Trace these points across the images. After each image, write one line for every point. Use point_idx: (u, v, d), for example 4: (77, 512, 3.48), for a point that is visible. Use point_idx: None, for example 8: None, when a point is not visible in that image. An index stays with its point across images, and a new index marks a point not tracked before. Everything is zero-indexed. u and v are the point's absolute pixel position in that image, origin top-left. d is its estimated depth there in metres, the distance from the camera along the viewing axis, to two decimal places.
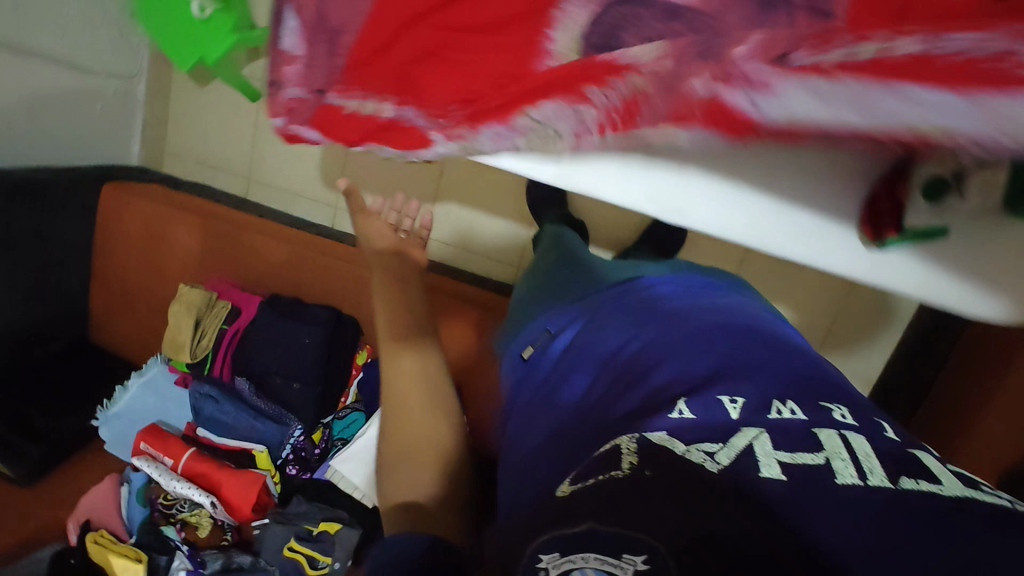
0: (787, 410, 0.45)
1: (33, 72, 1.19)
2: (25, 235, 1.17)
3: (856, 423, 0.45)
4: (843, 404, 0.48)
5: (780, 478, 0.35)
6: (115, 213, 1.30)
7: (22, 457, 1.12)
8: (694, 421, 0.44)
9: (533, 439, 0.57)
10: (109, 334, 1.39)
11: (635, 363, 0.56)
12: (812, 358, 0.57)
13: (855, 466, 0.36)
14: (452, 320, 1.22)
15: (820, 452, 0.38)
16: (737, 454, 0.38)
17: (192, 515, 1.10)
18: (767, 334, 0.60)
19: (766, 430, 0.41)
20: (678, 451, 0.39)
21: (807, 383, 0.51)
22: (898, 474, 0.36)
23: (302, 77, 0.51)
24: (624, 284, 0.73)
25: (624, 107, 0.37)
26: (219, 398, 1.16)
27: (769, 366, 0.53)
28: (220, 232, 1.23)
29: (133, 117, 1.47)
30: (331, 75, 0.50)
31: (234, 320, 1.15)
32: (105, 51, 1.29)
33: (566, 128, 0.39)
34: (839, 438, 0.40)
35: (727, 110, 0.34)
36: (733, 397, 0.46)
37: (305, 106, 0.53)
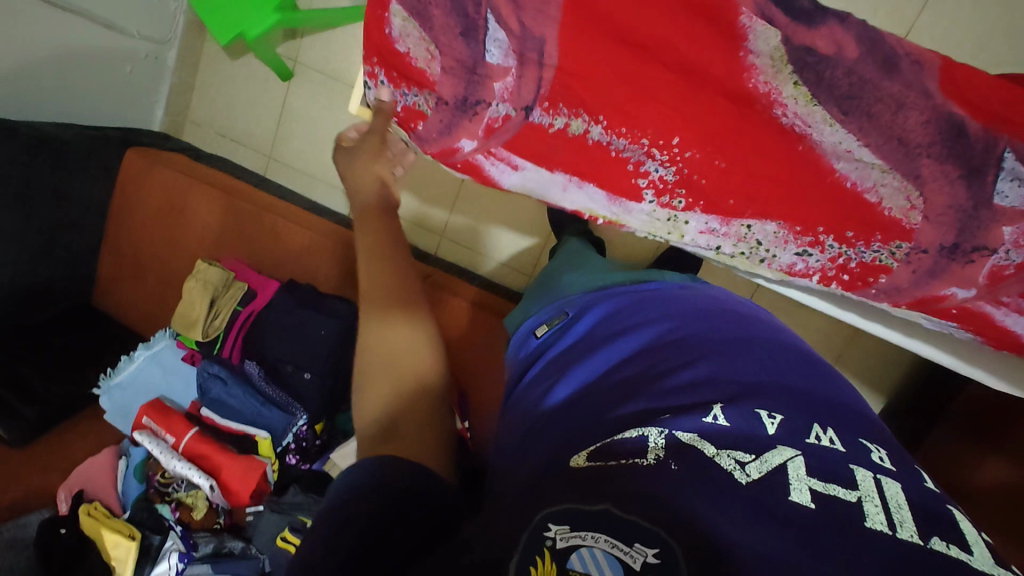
0: (825, 437, 0.37)
1: (68, 26, 1.16)
2: (42, 192, 1.15)
3: (894, 467, 0.36)
4: (883, 445, 0.39)
5: (809, 504, 0.31)
6: (136, 178, 1.27)
7: (16, 417, 1.11)
8: (727, 429, 0.37)
9: (520, 421, 0.50)
10: (113, 300, 1.37)
11: (659, 359, 0.50)
12: (847, 386, 0.49)
13: (886, 513, 0.31)
14: (466, 325, 1.22)
15: (853, 489, 0.32)
16: (770, 470, 0.33)
17: (188, 496, 1.09)
18: (806, 354, 0.52)
19: (802, 454, 0.35)
20: (707, 453, 0.34)
21: (845, 414, 0.42)
22: (928, 531, 0.30)
23: (508, 95, 0.64)
24: (656, 284, 0.67)
25: (834, 261, 0.69)
26: (228, 380, 1.13)
27: (808, 389, 0.45)
28: (239, 209, 1.21)
29: (161, 82, 1.42)
30: (537, 96, 0.63)
31: (248, 303, 1.16)
32: (140, 12, 1.27)
33: (763, 238, 0.69)
34: (877, 479, 0.34)
35: (933, 295, 0.68)
36: (770, 413, 0.39)
37: (502, 123, 0.67)
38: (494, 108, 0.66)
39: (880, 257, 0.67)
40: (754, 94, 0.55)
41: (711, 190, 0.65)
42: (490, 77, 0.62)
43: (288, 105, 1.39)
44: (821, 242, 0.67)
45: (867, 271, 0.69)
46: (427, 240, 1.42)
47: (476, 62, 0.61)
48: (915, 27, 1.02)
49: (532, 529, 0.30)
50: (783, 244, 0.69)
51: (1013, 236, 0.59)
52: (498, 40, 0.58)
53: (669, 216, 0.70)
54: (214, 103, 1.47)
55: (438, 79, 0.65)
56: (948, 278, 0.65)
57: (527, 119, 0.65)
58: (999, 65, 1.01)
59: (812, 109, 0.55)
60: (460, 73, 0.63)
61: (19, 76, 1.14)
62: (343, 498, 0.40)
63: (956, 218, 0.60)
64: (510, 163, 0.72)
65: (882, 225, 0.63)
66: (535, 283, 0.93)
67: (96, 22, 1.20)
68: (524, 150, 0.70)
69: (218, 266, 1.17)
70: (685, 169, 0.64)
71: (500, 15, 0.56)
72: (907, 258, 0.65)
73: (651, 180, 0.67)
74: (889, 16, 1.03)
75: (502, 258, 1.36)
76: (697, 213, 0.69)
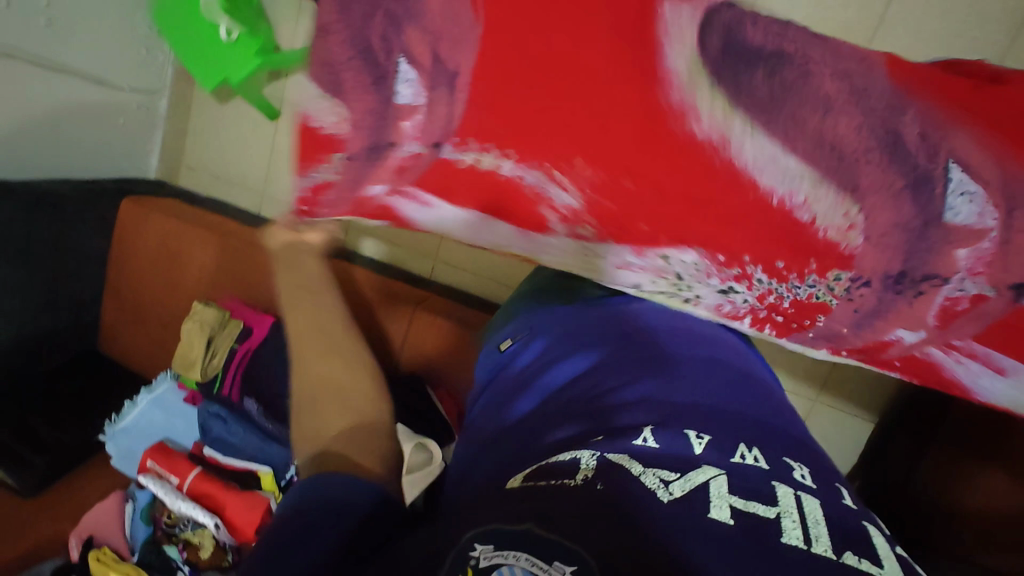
0: (751, 456, 0.42)
1: (60, 87, 1.21)
2: (44, 246, 1.20)
3: (816, 485, 0.41)
4: (807, 463, 0.44)
5: (728, 521, 0.35)
6: (132, 227, 1.31)
7: (27, 467, 1.13)
8: (658, 451, 0.42)
9: (470, 445, 0.55)
10: (117, 346, 1.40)
11: (604, 378, 0.54)
12: (786, 404, 0.54)
13: (803, 529, 0.35)
14: (462, 349, 1.23)
15: (773, 506, 0.37)
16: (692, 488, 0.38)
17: (195, 535, 1.09)
18: (750, 374, 0.57)
19: (725, 472, 0.40)
20: (633, 472, 0.39)
21: (774, 433, 0.47)
22: (842, 546, 0.35)
23: (419, 131, 0.56)
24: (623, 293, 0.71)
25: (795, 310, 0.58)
26: (228, 418, 1.17)
27: (735, 408, 0.49)
28: (232, 248, 1.24)
29: (153, 132, 1.46)
30: (447, 129, 0.55)
31: (245, 340, 1.17)
32: (128, 67, 1.32)
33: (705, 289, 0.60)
34: (797, 496, 0.39)
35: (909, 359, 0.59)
36: (699, 433, 0.44)
37: (410, 164, 0.58)
38: (403, 147, 0.57)
39: (817, 294, 0.56)
40: (671, 107, 0.50)
41: (623, 217, 0.55)
42: (399, 116, 0.56)
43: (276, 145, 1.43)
44: (748, 274, 0.56)
45: (802, 312, 0.58)
46: (420, 266, 1.44)
47: (385, 103, 0.55)
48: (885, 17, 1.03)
49: (459, 551, 0.36)
50: (704, 279, 0.57)
51: (969, 262, 0.50)
52: (409, 79, 0.54)
53: (583, 248, 0.59)
54: (207, 147, 1.51)
55: (349, 137, 0.58)
56: (895, 317, 0.56)
57: (437, 156, 0.56)
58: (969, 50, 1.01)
59: (733, 122, 0.50)
60: (370, 122, 0.56)
61: (15, 137, 1.19)
62: (293, 513, 0.44)
63: (902, 240, 0.51)
64: (419, 200, 0.59)
65: (818, 252, 0.53)
66: (523, 286, 0.95)
67: (86, 79, 1.25)
68: (436, 189, 0.58)
69: (213, 306, 1.19)
70: (594, 197, 0.54)
71: (410, 52, 0.53)
72: (849, 295, 0.55)
73: (558, 210, 0.56)
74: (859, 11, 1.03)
75: (490, 275, 1.38)
76: (612, 245, 0.57)
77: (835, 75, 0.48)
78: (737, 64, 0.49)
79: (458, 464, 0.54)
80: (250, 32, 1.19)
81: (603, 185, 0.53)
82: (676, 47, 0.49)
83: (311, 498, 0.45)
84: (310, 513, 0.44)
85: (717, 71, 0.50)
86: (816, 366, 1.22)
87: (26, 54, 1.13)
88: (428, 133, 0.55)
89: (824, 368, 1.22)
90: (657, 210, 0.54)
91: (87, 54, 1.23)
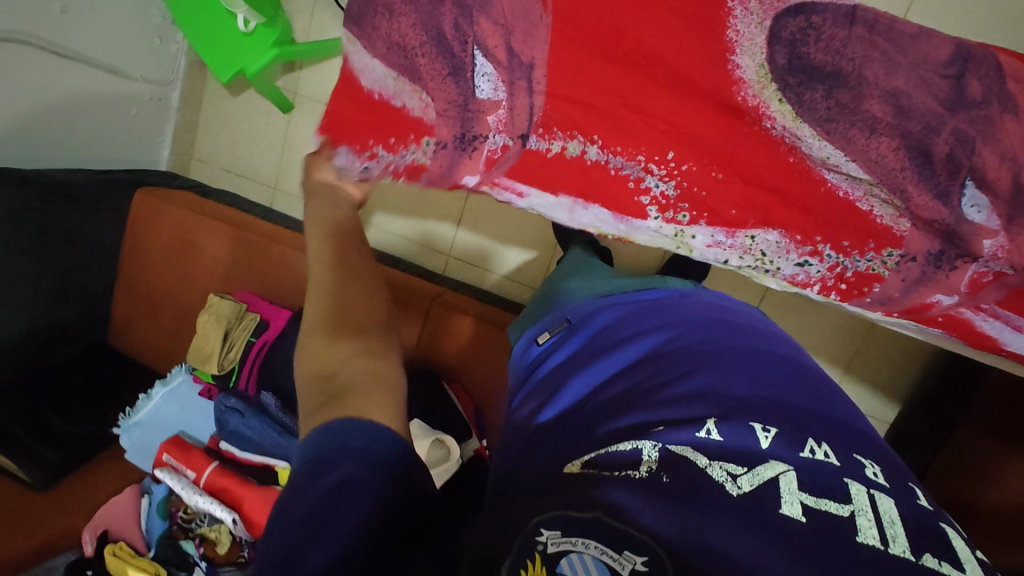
0: (820, 451, 0.41)
1: (74, 75, 1.19)
2: (58, 236, 1.18)
3: (888, 483, 0.40)
4: (875, 460, 0.43)
5: (801, 518, 0.35)
6: (146, 218, 1.29)
7: (41, 461, 1.12)
8: (722, 444, 0.40)
9: (511, 441, 0.54)
10: (128, 339, 1.38)
11: (656, 370, 0.53)
12: (842, 397, 0.53)
13: (879, 528, 0.34)
14: (480, 345, 1.21)
15: (847, 503, 0.36)
16: (761, 483, 0.37)
17: (211, 530, 1.08)
18: (803, 367, 0.56)
19: (794, 468, 0.38)
20: (700, 465, 0.38)
21: (838, 428, 0.46)
22: (921, 548, 0.34)
23: (503, 126, 0.77)
24: (658, 292, 0.70)
25: (857, 280, 0.75)
26: (244, 412, 1.14)
27: (798, 401, 0.48)
28: (247, 240, 1.23)
29: (165, 121, 1.44)
30: (535, 124, 0.75)
31: (262, 333, 1.16)
32: (141, 55, 1.30)
33: (772, 249, 0.75)
34: (870, 493, 0.37)
35: (956, 319, 0.73)
36: (765, 427, 0.42)
37: (501, 155, 0.79)
38: (492, 139, 0.78)
39: (873, 267, 0.73)
40: (745, 107, 0.69)
41: (713, 201, 0.74)
42: (481, 110, 0.77)
43: (290, 137, 1.42)
44: (820, 252, 0.74)
45: (863, 280, 0.75)
46: (433, 261, 1.43)
47: (468, 97, 0.76)
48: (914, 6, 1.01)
49: (524, 539, 0.33)
50: (785, 255, 0.75)
51: (992, 248, 0.68)
52: (487, 73, 0.74)
53: (675, 231, 0.77)
54: (219, 139, 1.49)
55: (435, 122, 0.78)
56: (934, 284, 0.73)
57: (524, 147, 0.77)
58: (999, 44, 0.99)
59: (798, 125, 0.68)
60: (454, 113, 0.77)
61: (28, 126, 1.17)
62: (322, 464, 0.40)
63: (926, 262, 0.72)
64: (513, 190, 0.80)
65: (875, 234, 0.72)
66: (539, 292, 0.93)
67: (101, 68, 1.23)
68: (531, 175, 0.79)
69: (230, 299, 1.18)
70: (684, 182, 0.74)
71: (488, 47, 0.73)
72: (898, 268, 0.73)
73: (652, 196, 0.76)
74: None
75: (505, 271, 1.37)
76: (701, 226, 0.76)
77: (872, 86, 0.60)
78: (790, 73, 0.67)
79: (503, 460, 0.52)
80: (266, 22, 1.16)
81: (692, 174, 0.73)
82: (746, 57, 0.67)
83: (340, 445, 0.41)
84: (341, 470, 0.39)
85: (781, 78, 0.67)
86: (833, 364, 1.22)
87: (44, 42, 1.11)
88: (513, 126, 0.76)
89: (842, 366, 1.22)
90: (746, 198, 0.73)
91: (102, 42, 1.21)
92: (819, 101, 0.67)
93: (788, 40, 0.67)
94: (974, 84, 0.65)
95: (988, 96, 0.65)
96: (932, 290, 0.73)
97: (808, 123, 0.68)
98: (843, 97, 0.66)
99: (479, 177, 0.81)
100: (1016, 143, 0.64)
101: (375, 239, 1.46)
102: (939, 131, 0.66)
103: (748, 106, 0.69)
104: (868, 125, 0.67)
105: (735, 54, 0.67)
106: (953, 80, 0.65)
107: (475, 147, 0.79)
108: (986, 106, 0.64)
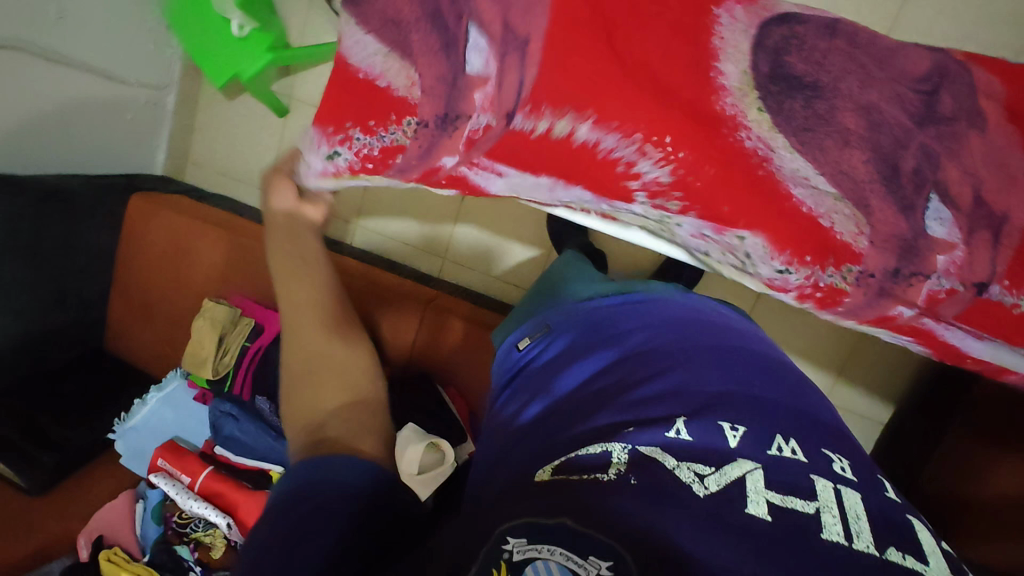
0: (788, 448, 0.41)
1: (69, 81, 1.19)
2: (52, 242, 1.18)
3: (856, 478, 0.40)
4: (844, 454, 0.43)
5: (766, 517, 0.35)
6: (141, 223, 1.30)
7: (35, 466, 1.12)
8: (691, 444, 0.41)
9: (493, 440, 0.54)
10: (124, 343, 1.39)
11: (633, 371, 0.54)
12: (817, 393, 0.53)
13: (844, 525, 0.34)
14: (473, 348, 1.21)
15: (812, 501, 0.36)
16: (727, 483, 0.37)
17: (206, 535, 1.09)
18: (779, 364, 0.56)
19: (761, 466, 0.39)
20: (668, 466, 0.38)
21: (810, 425, 0.46)
22: (886, 542, 0.34)
23: (488, 104, 0.71)
24: (632, 296, 0.70)
25: (830, 291, 0.73)
26: (239, 416, 1.15)
27: (770, 399, 0.48)
28: (241, 244, 1.23)
29: (161, 126, 1.45)
30: (519, 98, 0.70)
31: (256, 338, 1.16)
32: (136, 60, 1.30)
33: (754, 251, 0.73)
34: (836, 490, 0.38)
35: (919, 328, 0.74)
36: (733, 426, 0.43)
37: (481, 135, 0.74)
38: (475, 119, 0.72)
39: (835, 282, 0.72)
40: (729, 110, 0.68)
41: (708, 194, 0.70)
42: (470, 87, 0.70)
43: (285, 140, 1.42)
44: (799, 261, 0.72)
45: (831, 293, 0.73)
46: (429, 264, 1.43)
47: (455, 72, 0.70)
48: (898, 23, 1.02)
49: (492, 543, 0.34)
50: (765, 261, 0.73)
51: (945, 264, 0.69)
52: (480, 47, 0.68)
53: (662, 217, 0.74)
54: (213, 143, 1.50)
55: (420, 101, 0.72)
56: (893, 299, 0.72)
57: (507, 126, 0.72)
58: (986, 49, 1.00)
59: (775, 135, 0.68)
60: (440, 90, 0.71)
61: (24, 132, 1.17)
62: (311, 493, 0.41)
63: (898, 245, 0.69)
64: (494, 169, 0.77)
65: (836, 249, 0.71)
66: (531, 291, 0.94)
67: (96, 74, 1.23)
68: (510, 153, 0.75)
69: (224, 304, 1.18)
70: (680, 171, 0.70)
71: (482, 21, 0.67)
72: (858, 282, 0.72)
73: (642, 183, 0.72)
74: (873, 13, 1.02)
75: (499, 274, 1.37)
76: (690, 218, 0.73)
77: (856, 112, 0.67)
78: (773, 82, 0.68)
79: (480, 462, 0.53)
80: (260, 27, 1.17)
81: (687, 165, 0.69)
82: (730, 64, 0.68)
83: (326, 476, 0.42)
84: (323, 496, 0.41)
85: (763, 86, 0.68)
86: (826, 366, 1.22)
87: (40, 48, 1.11)
88: (500, 103, 0.71)
89: (835, 369, 1.22)
90: (733, 201, 0.70)
91: (98, 48, 1.21)
92: (798, 110, 0.68)
93: (772, 48, 0.68)
94: (948, 100, 0.68)
95: (957, 113, 0.68)
96: (897, 298, 0.72)
97: (786, 134, 0.68)
98: (820, 108, 0.67)
99: (459, 158, 0.76)
100: (977, 160, 0.68)
101: (370, 243, 1.47)
102: (907, 146, 0.68)
103: (727, 115, 0.69)
104: (843, 137, 0.68)
105: (718, 60, 0.68)
106: (927, 96, 0.68)
107: (457, 128, 0.73)
108: (954, 122, 0.68)
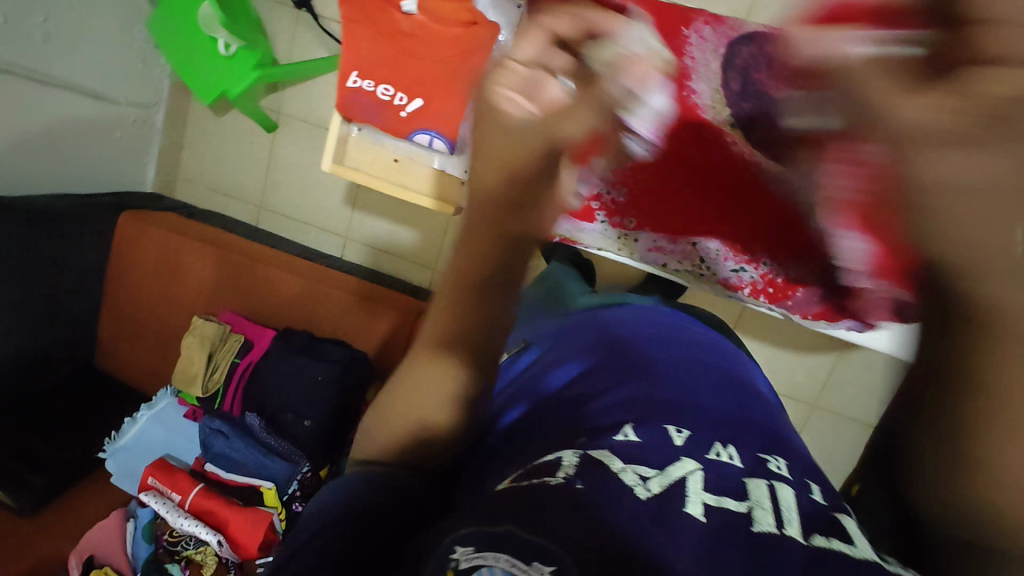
0: (724, 454, 0.43)
1: (59, 102, 1.20)
2: (40, 261, 1.19)
3: (789, 475, 0.42)
4: (781, 456, 0.46)
5: (701, 517, 0.34)
6: (131, 241, 1.30)
7: (25, 486, 1.12)
8: (640, 444, 0.41)
9: (473, 445, 0.52)
10: (116, 360, 1.39)
11: (595, 382, 0.54)
12: (763, 402, 0.57)
13: (775, 516, 0.35)
14: None
15: (744, 501, 0.37)
16: (670, 483, 0.37)
17: (197, 552, 1.10)
18: (733, 377, 0.59)
19: (702, 467, 0.40)
20: (613, 468, 0.38)
21: (751, 431, 0.49)
22: (812, 530, 0.34)
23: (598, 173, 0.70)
24: (609, 310, 0.71)
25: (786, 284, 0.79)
26: (229, 434, 1.16)
27: (720, 411, 0.50)
28: (233, 262, 1.24)
29: (150, 144, 1.44)
30: None
31: (245, 354, 1.18)
32: (126, 79, 1.31)
33: (708, 255, 0.81)
34: (769, 486, 0.39)
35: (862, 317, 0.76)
36: (678, 428, 0.45)
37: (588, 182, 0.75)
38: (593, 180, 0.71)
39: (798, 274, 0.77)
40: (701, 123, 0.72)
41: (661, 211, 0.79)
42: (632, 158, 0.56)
43: (275, 157, 1.42)
44: (756, 260, 0.79)
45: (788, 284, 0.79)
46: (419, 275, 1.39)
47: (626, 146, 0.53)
48: None
49: (442, 555, 0.33)
50: (723, 262, 0.80)
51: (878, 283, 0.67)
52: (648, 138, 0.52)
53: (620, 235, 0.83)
54: (203, 158, 1.49)
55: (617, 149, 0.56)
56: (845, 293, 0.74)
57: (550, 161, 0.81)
58: None
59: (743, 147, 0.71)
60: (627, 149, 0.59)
61: (10, 153, 1.18)
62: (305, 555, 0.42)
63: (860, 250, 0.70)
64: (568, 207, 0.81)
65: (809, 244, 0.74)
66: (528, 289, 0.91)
67: (83, 93, 1.24)
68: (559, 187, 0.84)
69: (213, 321, 1.21)
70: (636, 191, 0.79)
71: None
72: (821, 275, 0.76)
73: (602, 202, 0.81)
74: None
75: None
76: (646, 232, 0.82)
77: None
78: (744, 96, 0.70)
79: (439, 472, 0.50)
80: (246, 45, 1.17)
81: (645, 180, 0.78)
82: (702, 83, 0.72)
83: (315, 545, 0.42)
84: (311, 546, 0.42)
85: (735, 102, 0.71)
86: (814, 371, 1.22)
87: (28, 71, 1.12)
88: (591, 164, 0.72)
89: (823, 373, 1.22)
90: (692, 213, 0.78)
91: (88, 68, 1.23)
92: None
93: (741, 67, 0.71)
94: None
95: None
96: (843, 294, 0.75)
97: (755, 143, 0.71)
98: None
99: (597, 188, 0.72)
100: None
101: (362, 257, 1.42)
102: None
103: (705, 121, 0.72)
104: None
105: (692, 80, 0.72)
106: None
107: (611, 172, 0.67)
108: None
